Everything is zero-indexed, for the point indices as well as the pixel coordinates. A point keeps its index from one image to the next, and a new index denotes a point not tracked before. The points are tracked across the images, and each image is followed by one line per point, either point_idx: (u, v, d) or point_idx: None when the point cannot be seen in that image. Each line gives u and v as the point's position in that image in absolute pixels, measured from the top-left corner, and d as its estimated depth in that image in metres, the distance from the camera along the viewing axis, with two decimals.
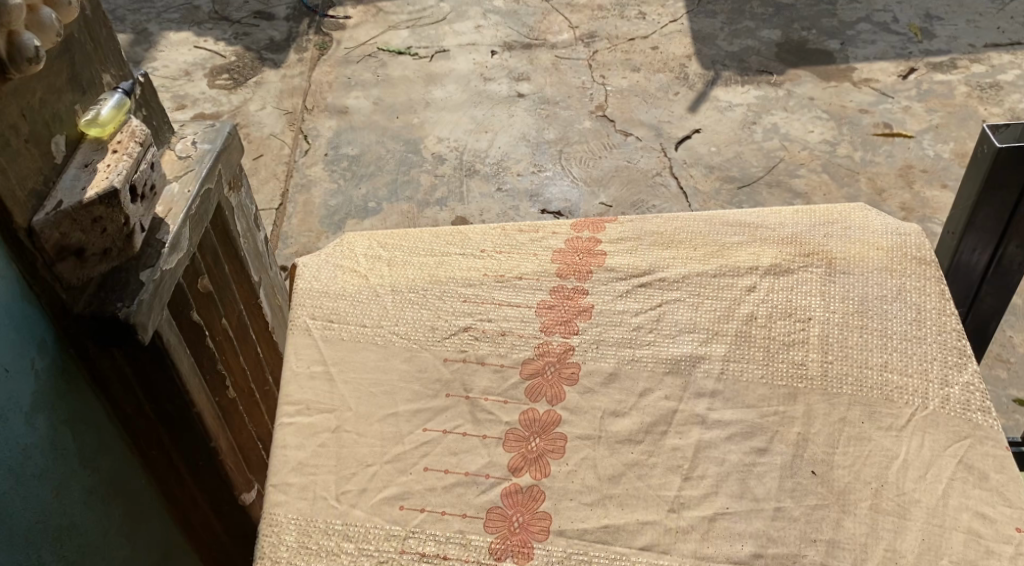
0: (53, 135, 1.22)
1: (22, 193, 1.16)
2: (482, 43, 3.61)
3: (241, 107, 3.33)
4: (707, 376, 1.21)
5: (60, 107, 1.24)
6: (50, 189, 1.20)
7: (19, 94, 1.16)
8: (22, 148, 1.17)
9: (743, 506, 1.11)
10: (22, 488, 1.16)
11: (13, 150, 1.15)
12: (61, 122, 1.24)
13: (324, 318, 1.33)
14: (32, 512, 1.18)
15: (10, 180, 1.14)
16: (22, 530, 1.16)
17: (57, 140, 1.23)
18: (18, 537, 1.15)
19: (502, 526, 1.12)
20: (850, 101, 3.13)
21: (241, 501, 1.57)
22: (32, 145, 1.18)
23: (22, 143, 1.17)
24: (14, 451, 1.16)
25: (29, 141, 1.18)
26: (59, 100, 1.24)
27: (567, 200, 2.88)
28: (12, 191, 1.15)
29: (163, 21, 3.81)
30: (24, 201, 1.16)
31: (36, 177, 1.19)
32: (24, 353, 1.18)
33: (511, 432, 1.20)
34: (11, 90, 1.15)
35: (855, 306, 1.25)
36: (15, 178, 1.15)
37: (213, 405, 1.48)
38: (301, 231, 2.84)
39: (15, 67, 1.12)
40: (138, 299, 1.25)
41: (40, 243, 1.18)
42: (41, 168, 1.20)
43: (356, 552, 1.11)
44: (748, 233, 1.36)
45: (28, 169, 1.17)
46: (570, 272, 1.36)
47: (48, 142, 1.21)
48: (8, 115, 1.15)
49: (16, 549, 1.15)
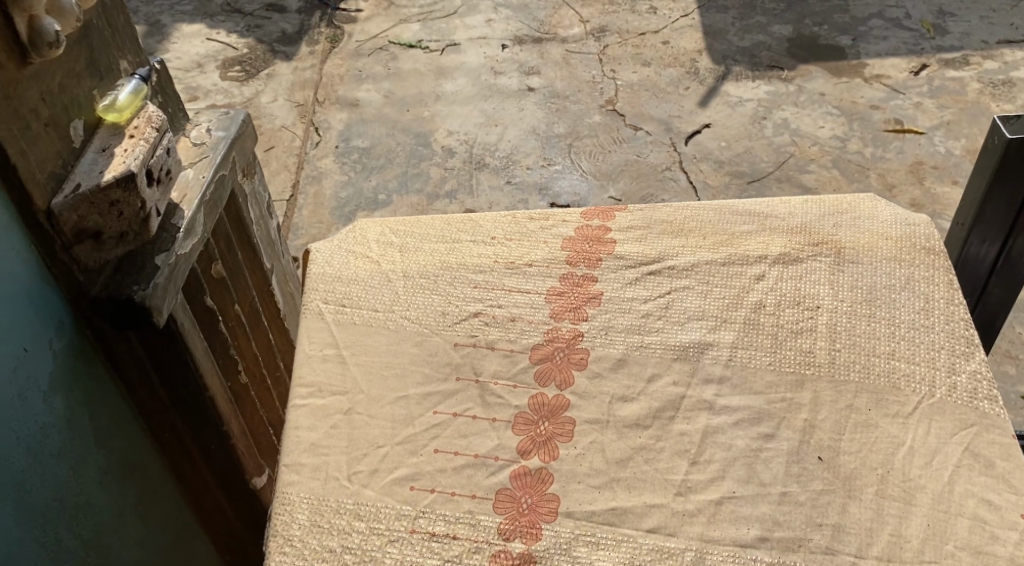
0: (72, 120, 1.24)
1: (41, 175, 1.18)
2: (493, 36, 3.61)
3: (253, 99, 3.34)
4: (716, 362, 1.22)
5: (79, 92, 1.26)
6: (69, 173, 1.22)
7: (39, 79, 1.18)
8: (42, 132, 1.18)
9: (750, 491, 1.12)
10: (40, 466, 1.18)
11: (33, 133, 1.17)
12: (79, 107, 1.26)
13: (336, 302, 1.35)
14: (50, 490, 1.20)
15: (31, 163, 1.16)
16: (40, 508, 1.18)
17: (75, 125, 1.24)
18: (36, 514, 1.17)
19: (511, 508, 1.14)
20: (862, 97, 3.13)
21: (251, 485, 1.59)
22: (51, 129, 1.20)
23: (42, 127, 1.18)
24: (32, 429, 1.17)
25: (48, 125, 1.19)
26: (77, 85, 1.26)
27: (576, 194, 2.90)
28: (32, 173, 1.16)
29: (176, 12, 3.83)
30: (43, 184, 1.18)
31: (55, 161, 1.20)
32: (43, 333, 1.20)
33: (521, 416, 1.21)
34: (32, 75, 1.16)
35: (863, 295, 1.26)
36: (35, 161, 1.17)
37: (225, 389, 1.50)
38: (312, 223, 2.86)
39: (36, 52, 1.14)
40: (154, 283, 1.27)
41: (59, 226, 1.20)
42: (60, 152, 1.21)
43: (367, 531, 1.13)
44: (758, 222, 1.37)
45: (47, 153, 1.19)
46: (580, 260, 1.37)
47: (68, 126, 1.23)
48: (29, 99, 1.16)
49: (35, 525, 1.17)
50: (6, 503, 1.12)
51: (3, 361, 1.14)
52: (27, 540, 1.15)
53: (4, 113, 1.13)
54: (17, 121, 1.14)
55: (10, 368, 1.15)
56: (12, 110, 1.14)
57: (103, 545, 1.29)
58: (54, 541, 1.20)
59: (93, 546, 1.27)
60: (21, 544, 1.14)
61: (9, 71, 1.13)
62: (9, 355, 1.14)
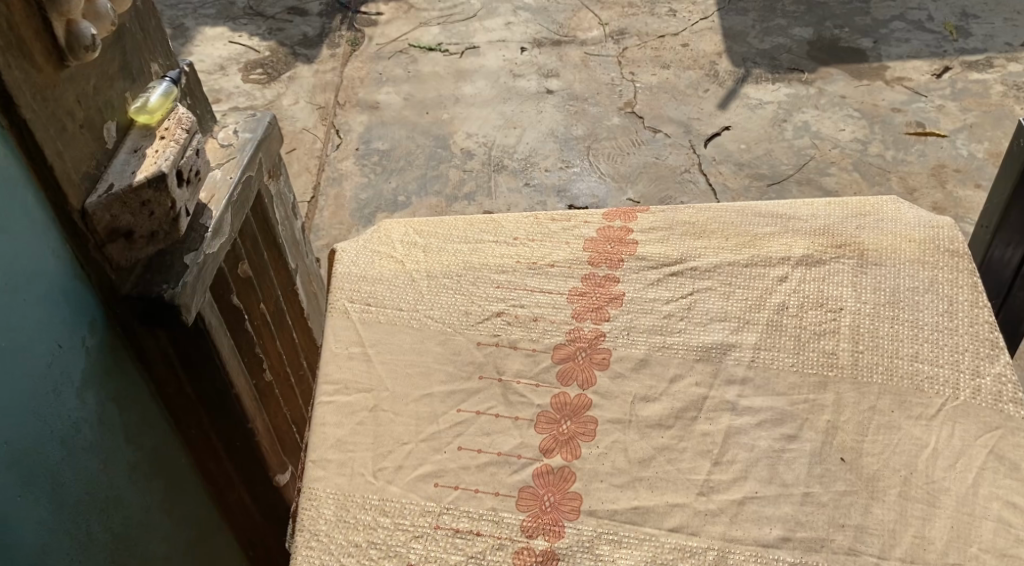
0: (105, 121, 1.26)
1: (77, 176, 1.20)
2: (512, 39, 3.62)
3: (275, 101, 3.36)
4: (738, 363, 1.23)
5: (112, 94, 1.28)
6: (102, 173, 1.24)
7: (75, 81, 1.20)
8: (78, 133, 1.20)
9: (772, 491, 1.12)
10: (73, 460, 1.20)
11: (69, 134, 1.19)
12: (113, 109, 1.28)
13: (361, 301, 1.36)
14: (82, 484, 1.21)
15: (67, 164, 1.18)
16: (72, 501, 1.20)
17: (108, 127, 1.27)
18: (68, 507, 1.19)
19: (534, 506, 1.14)
20: (883, 99, 3.12)
21: (275, 482, 1.61)
22: (86, 130, 1.22)
23: (77, 128, 1.20)
24: (66, 423, 1.19)
25: (83, 127, 1.21)
26: (110, 87, 1.28)
27: (594, 196, 2.90)
28: (68, 174, 1.18)
29: (199, 16, 3.86)
30: (78, 184, 1.20)
31: (89, 162, 1.22)
32: (76, 330, 1.22)
33: (543, 415, 1.22)
34: (69, 77, 1.19)
35: (887, 297, 1.26)
36: (71, 162, 1.19)
37: (250, 387, 1.52)
38: (332, 224, 2.88)
39: (73, 55, 1.17)
40: (183, 281, 1.29)
41: (92, 226, 1.22)
42: (94, 153, 1.23)
43: (393, 526, 1.14)
44: (780, 224, 1.37)
45: (82, 153, 1.21)
46: (602, 260, 1.38)
47: (101, 128, 1.25)
48: (65, 101, 1.18)
49: (67, 518, 1.19)
50: (39, 496, 1.14)
51: (39, 357, 1.15)
52: (59, 533, 1.17)
53: (42, 114, 1.14)
54: (54, 122, 1.16)
55: (44, 363, 1.16)
56: (50, 111, 1.16)
57: (132, 539, 1.31)
58: (84, 534, 1.22)
59: (122, 540, 1.29)
60: (55, 537, 1.17)
61: (46, 73, 1.15)
62: (43, 350, 1.16)
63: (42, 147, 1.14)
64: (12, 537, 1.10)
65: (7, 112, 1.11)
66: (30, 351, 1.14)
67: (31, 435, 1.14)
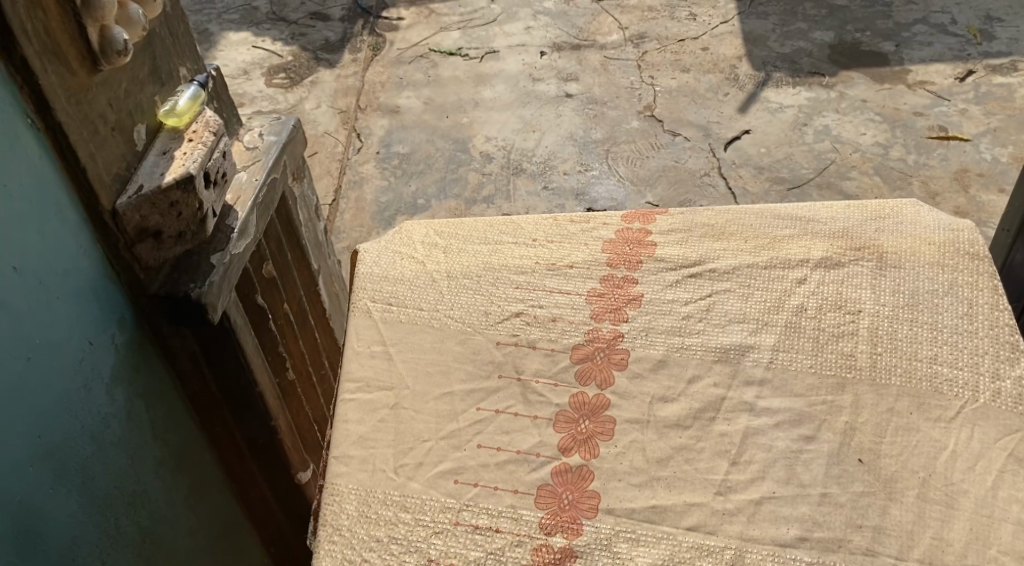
0: (135, 124, 1.30)
1: (108, 177, 1.23)
2: (532, 44, 3.64)
3: (298, 105, 3.39)
4: (757, 365, 1.23)
5: (142, 97, 1.32)
6: (131, 175, 1.27)
7: (107, 85, 1.24)
8: (109, 135, 1.23)
9: (790, 491, 1.13)
10: (102, 455, 1.22)
11: (101, 137, 1.22)
12: (143, 112, 1.32)
13: (383, 301, 1.38)
14: (111, 477, 1.24)
15: (98, 165, 1.21)
16: (101, 495, 1.22)
17: (138, 129, 1.30)
18: (97, 500, 1.21)
19: (552, 503, 1.16)
20: (904, 103, 3.11)
21: (297, 479, 1.63)
22: (117, 133, 1.25)
23: (108, 131, 1.23)
24: (96, 418, 1.22)
25: (114, 129, 1.25)
26: (140, 91, 1.32)
27: (613, 199, 2.91)
28: (99, 176, 1.21)
29: (223, 21, 3.90)
30: (109, 185, 1.23)
31: (119, 163, 1.25)
32: (106, 327, 1.25)
33: (562, 414, 1.23)
34: (101, 81, 1.22)
35: (905, 300, 1.26)
36: (102, 165, 1.22)
37: (273, 385, 1.54)
38: (353, 227, 2.90)
39: (106, 59, 1.20)
40: (209, 281, 1.31)
41: (123, 226, 1.25)
42: (124, 154, 1.26)
43: (413, 522, 1.16)
44: (799, 226, 1.38)
45: (113, 156, 1.24)
46: (621, 262, 1.39)
47: (131, 130, 1.28)
48: (98, 104, 1.22)
49: (97, 511, 1.21)
50: (70, 489, 1.17)
51: (71, 353, 1.18)
52: (88, 526, 1.19)
53: (75, 117, 1.18)
54: (87, 124, 1.19)
55: (76, 359, 1.19)
56: (83, 114, 1.19)
57: (158, 534, 1.33)
58: (113, 527, 1.24)
59: (149, 534, 1.31)
60: (85, 529, 1.19)
61: (79, 77, 1.19)
62: (76, 346, 1.19)
63: (75, 149, 1.17)
64: (45, 528, 1.13)
65: (42, 114, 1.14)
66: (62, 346, 1.16)
67: (62, 429, 1.16)
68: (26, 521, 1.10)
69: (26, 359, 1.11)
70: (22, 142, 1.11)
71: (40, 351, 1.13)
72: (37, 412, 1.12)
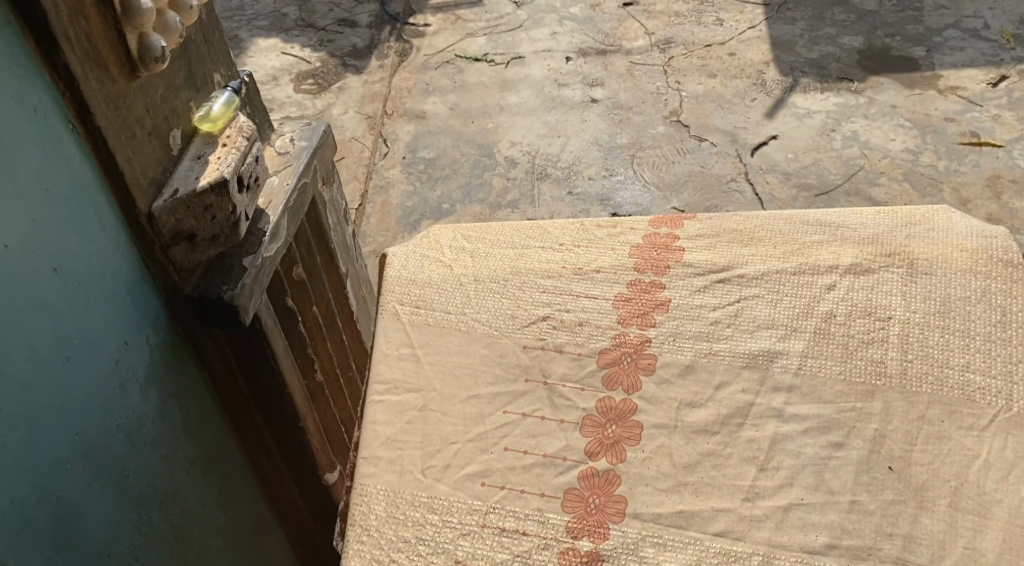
0: (171, 129, 1.34)
1: (145, 181, 1.27)
2: (558, 49, 3.65)
3: (325, 111, 3.42)
4: (785, 371, 1.23)
5: (177, 103, 1.36)
6: (167, 179, 1.32)
7: (144, 91, 1.28)
8: (146, 140, 1.28)
9: (818, 498, 1.13)
10: (136, 454, 1.27)
11: (139, 142, 1.26)
12: (178, 117, 1.36)
13: (412, 304, 1.40)
14: (144, 475, 1.28)
15: (136, 170, 1.26)
16: (135, 492, 1.27)
17: (174, 134, 1.34)
18: (131, 498, 1.26)
19: (578, 507, 1.17)
20: (935, 109, 3.08)
21: (324, 480, 1.65)
22: (153, 138, 1.29)
23: (145, 135, 1.27)
24: (130, 417, 1.26)
25: (151, 134, 1.29)
26: (176, 97, 1.36)
27: (638, 204, 2.91)
28: (137, 179, 1.26)
29: (253, 28, 3.94)
30: (145, 189, 1.27)
31: (156, 168, 1.30)
32: (141, 329, 1.29)
33: (589, 418, 1.24)
34: (139, 87, 1.26)
35: (937, 307, 1.25)
36: (139, 169, 1.26)
37: (302, 387, 1.57)
38: (378, 231, 2.92)
39: (144, 66, 1.24)
40: (241, 283, 1.34)
41: (158, 229, 1.30)
42: (160, 159, 1.31)
43: (441, 524, 1.18)
44: (829, 232, 1.37)
45: (149, 160, 1.28)
46: (648, 266, 1.38)
47: (167, 136, 1.32)
48: (136, 110, 1.26)
49: (131, 508, 1.26)
50: (105, 485, 1.21)
51: (107, 353, 1.22)
52: (124, 522, 1.24)
53: (114, 122, 1.22)
54: (125, 129, 1.24)
55: (112, 360, 1.23)
56: (122, 120, 1.23)
57: (189, 531, 1.37)
58: (146, 524, 1.29)
59: (180, 532, 1.36)
60: (120, 525, 1.24)
61: (119, 84, 1.23)
62: (112, 347, 1.23)
63: (114, 153, 1.22)
64: (82, 524, 1.17)
65: (83, 121, 1.19)
66: (99, 347, 1.21)
67: (98, 428, 1.21)
68: (64, 516, 1.15)
69: (64, 359, 1.15)
70: (61, 149, 1.16)
71: (78, 351, 1.18)
72: (74, 411, 1.17)
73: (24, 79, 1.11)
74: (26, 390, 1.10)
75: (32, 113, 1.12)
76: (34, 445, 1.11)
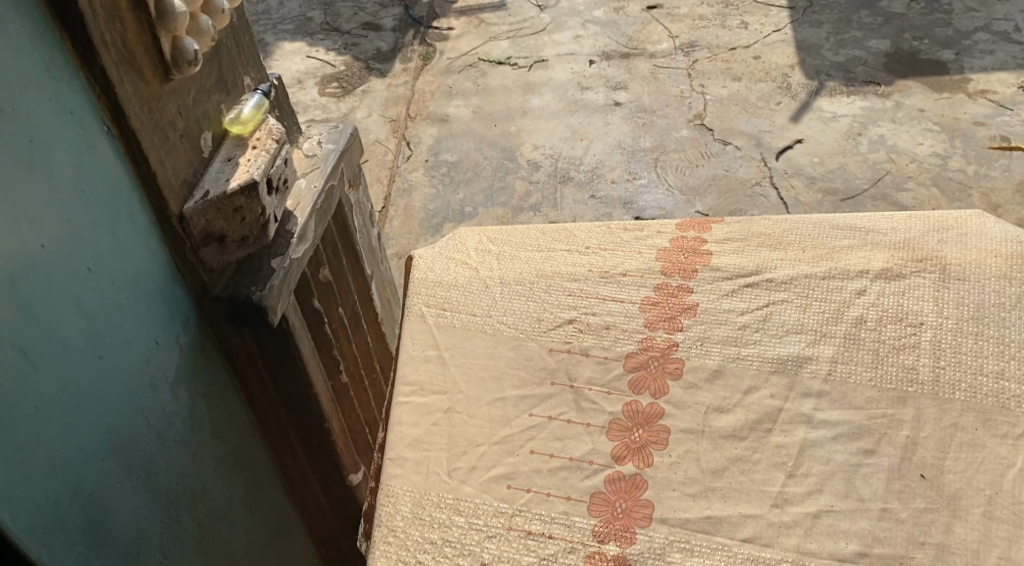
0: (202, 131, 1.35)
1: (176, 183, 1.29)
2: (581, 53, 3.64)
3: (349, 114, 3.43)
4: (814, 377, 1.22)
5: (208, 106, 1.37)
6: (198, 181, 1.33)
7: (178, 94, 1.29)
8: (179, 142, 1.29)
9: (848, 505, 1.13)
10: (166, 453, 1.28)
11: (171, 144, 1.28)
12: (209, 120, 1.37)
13: (438, 306, 1.41)
14: (174, 474, 1.30)
15: (168, 171, 1.27)
16: (165, 491, 1.28)
17: (205, 137, 1.36)
18: (161, 495, 1.27)
19: (605, 511, 1.17)
20: (964, 113, 3.05)
21: (348, 481, 1.67)
22: (185, 140, 1.31)
23: (178, 138, 1.29)
24: (160, 416, 1.28)
25: (183, 137, 1.30)
26: (208, 99, 1.37)
27: (661, 208, 2.90)
28: (169, 181, 1.27)
29: (278, 32, 3.96)
30: (177, 190, 1.29)
31: (187, 169, 1.31)
32: (171, 329, 1.31)
33: (615, 422, 1.24)
34: (172, 90, 1.28)
35: (970, 313, 1.23)
36: (171, 170, 1.28)
37: (328, 388, 1.58)
38: (401, 233, 2.94)
39: (177, 69, 1.26)
40: (270, 284, 1.35)
41: (189, 230, 1.31)
42: (191, 161, 1.32)
43: (466, 526, 1.19)
44: (859, 237, 1.35)
45: (181, 162, 1.30)
46: (675, 270, 1.38)
47: (198, 138, 1.34)
48: (169, 112, 1.27)
49: (161, 507, 1.27)
50: (136, 484, 1.23)
51: (139, 353, 1.24)
52: (153, 520, 1.26)
53: (148, 124, 1.24)
54: (158, 132, 1.25)
55: (143, 359, 1.25)
56: (155, 122, 1.25)
57: (215, 529, 1.39)
58: (175, 522, 1.30)
59: (207, 529, 1.37)
60: (150, 523, 1.25)
61: (153, 86, 1.24)
62: (144, 346, 1.25)
63: (147, 156, 1.23)
64: (114, 521, 1.19)
65: (117, 122, 1.20)
66: (132, 347, 1.23)
67: (130, 427, 1.22)
68: (98, 514, 1.16)
69: (97, 357, 1.17)
70: (98, 150, 1.18)
71: (111, 350, 1.19)
72: (107, 409, 1.18)
73: (62, 82, 1.13)
74: (63, 388, 1.11)
75: (70, 116, 1.14)
76: (69, 443, 1.12)
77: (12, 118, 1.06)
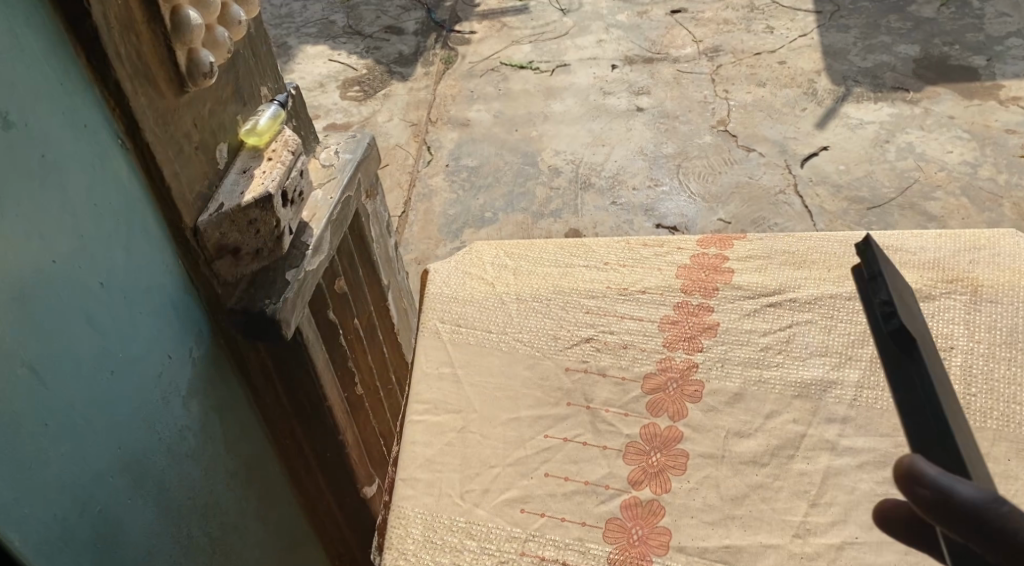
0: (218, 143, 1.33)
1: (191, 195, 1.27)
2: (604, 57, 3.61)
3: (370, 117, 3.41)
4: (839, 402, 1.21)
5: (225, 118, 1.35)
6: (213, 194, 1.31)
7: (193, 106, 1.27)
8: (193, 154, 1.27)
9: (874, 538, 1.10)
10: (177, 467, 1.26)
11: (186, 156, 1.26)
12: (225, 132, 1.35)
13: (452, 323, 1.38)
14: (186, 489, 1.28)
15: (182, 184, 1.25)
16: (176, 505, 1.26)
17: (220, 148, 1.34)
18: (172, 510, 1.25)
19: (621, 538, 1.14)
20: (996, 120, 2.99)
21: (363, 494, 1.65)
22: (200, 152, 1.29)
23: (193, 150, 1.27)
24: (172, 430, 1.26)
25: (198, 149, 1.28)
26: (223, 111, 1.35)
27: (682, 215, 2.86)
28: (183, 195, 1.26)
29: (301, 35, 3.95)
30: (191, 204, 1.27)
31: (202, 182, 1.30)
32: (183, 342, 1.29)
33: (632, 445, 1.21)
34: (187, 102, 1.26)
35: (1003, 336, 1.22)
36: (186, 183, 1.26)
37: (342, 400, 1.56)
38: (421, 239, 2.91)
39: (192, 81, 1.24)
40: (284, 297, 1.33)
41: (203, 242, 1.29)
42: (206, 173, 1.30)
43: (479, 550, 1.16)
44: (887, 255, 1.34)
45: (196, 174, 1.28)
46: (696, 288, 1.36)
47: (213, 149, 1.32)
48: (183, 124, 1.25)
49: (171, 520, 1.25)
50: (147, 498, 1.21)
51: (150, 368, 1.22)
52: (163, 535, 1.24)
53: (163, 137, 1.22)
54: (173, 144, 1.23)
55: (155, 375, 1.23)
56: (170, 135, 1.23)
57: (227, 543, 1.38)
58: (187, 538, 1.28)
59: (218, 545, 1.35)
60: (159, 537, 1.23)
61: (168, 98, 1.22)
62: (156, 361, 1.23)
63: (161, 167, 1.21)
64: (123, 537, 1.16)
65: (131, 135, 1.18)
66: (143, 362, 1.21)
67: (141, 443, 1.20)
68: (106, 530, 1.14)
69: (108, 373, 1.15)
70: (111, 162, 1.16)
71: (122, 366, 1.17)
72: (119, 425, 1.16)
73: (76, 95, 1.11)
74: (71, 403, 1.09)
75: (82, 129, 1.12)
76: (78, 459, 1.10)
77: (23, 132, 1.04)
